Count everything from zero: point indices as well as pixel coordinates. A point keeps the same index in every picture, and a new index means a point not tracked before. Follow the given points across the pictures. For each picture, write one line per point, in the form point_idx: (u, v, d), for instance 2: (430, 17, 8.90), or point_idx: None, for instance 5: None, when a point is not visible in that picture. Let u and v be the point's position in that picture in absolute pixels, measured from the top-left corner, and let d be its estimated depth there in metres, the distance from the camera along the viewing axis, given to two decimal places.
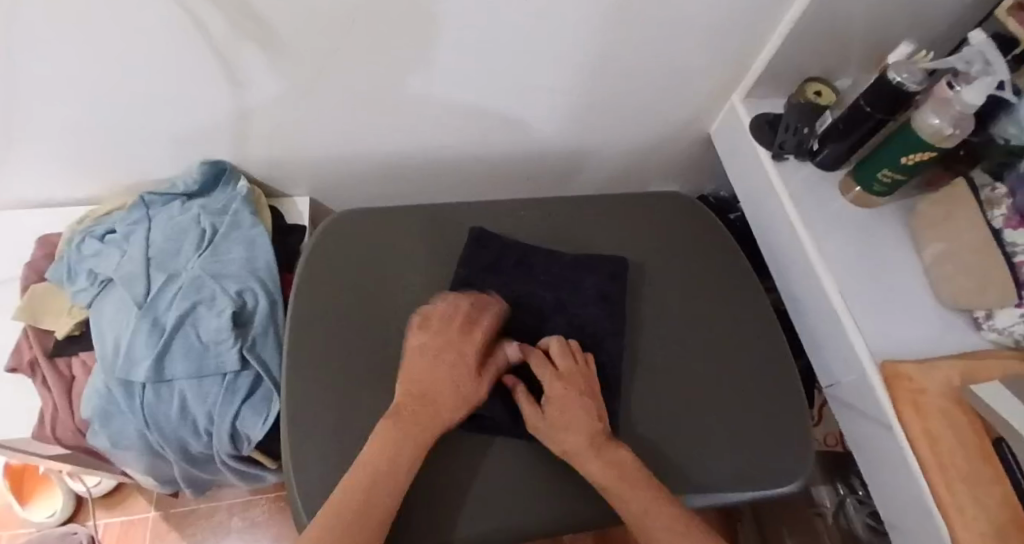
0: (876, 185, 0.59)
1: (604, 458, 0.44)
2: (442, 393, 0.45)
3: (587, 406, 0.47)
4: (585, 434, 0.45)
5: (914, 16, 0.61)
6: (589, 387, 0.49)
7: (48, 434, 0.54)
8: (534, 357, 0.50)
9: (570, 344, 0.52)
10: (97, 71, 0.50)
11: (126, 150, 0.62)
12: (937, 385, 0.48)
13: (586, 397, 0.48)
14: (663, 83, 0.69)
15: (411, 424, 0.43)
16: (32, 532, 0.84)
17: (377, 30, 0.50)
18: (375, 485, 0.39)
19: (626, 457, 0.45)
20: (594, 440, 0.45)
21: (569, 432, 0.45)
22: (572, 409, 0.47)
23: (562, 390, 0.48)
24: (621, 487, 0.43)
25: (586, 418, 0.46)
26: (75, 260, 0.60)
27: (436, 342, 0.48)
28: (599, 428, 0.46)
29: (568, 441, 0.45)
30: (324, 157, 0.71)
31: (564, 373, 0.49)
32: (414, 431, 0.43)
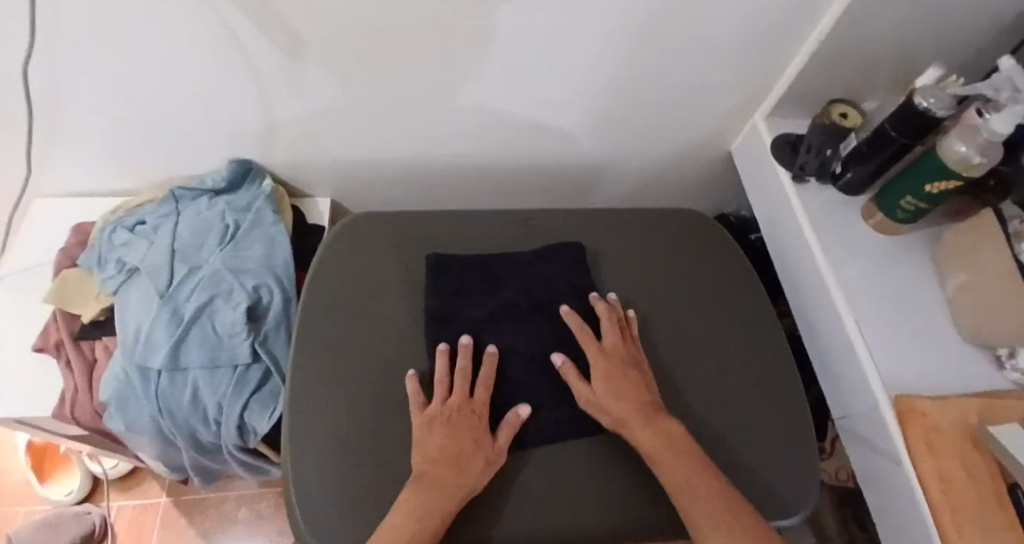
0: (899, 212, 0.58)
1: (651, 428, 0.47)
2: (468, 459, 0.44)
3: (636, 380, 0.50)
4: (635, 405, 0.48)
5: (944, 40, 0.60)
6: (636, 364, 0.52)
7: (68, 414, 0.56)
8: (581, 328, 0.53)
9: (619, 308, 0.56)
10: (136, 72, 0.52)
11: (159, 147, 0.65)
12: (951, 421, 0.47)
13: (634, 371, 0.51)
14: (684, 100, 0.69)
15: (441, 490, 0.42)
16: (49, 509, 0.88)
17: (400, 44, 0.52)
18: (423, 525, 0.39)
19: (676, 431, 0.47)
20: (643, 410, 0.48)
21: (621, 402, 0.48)
22: (617, 380, 0.49)
23: (611, 363, 0.51)
24: (669, 457, 0.45)
25: (636, 392, 0.49)
26: (105, 249, 0.63)
27: (439, 408, 0.47)
28: (648, 400, 0.49)
29: (618, 409, 0.48)
30: (345, 161, 0.72)
31: (609, 347, 0.52)
32: (444, 496, 0.42)
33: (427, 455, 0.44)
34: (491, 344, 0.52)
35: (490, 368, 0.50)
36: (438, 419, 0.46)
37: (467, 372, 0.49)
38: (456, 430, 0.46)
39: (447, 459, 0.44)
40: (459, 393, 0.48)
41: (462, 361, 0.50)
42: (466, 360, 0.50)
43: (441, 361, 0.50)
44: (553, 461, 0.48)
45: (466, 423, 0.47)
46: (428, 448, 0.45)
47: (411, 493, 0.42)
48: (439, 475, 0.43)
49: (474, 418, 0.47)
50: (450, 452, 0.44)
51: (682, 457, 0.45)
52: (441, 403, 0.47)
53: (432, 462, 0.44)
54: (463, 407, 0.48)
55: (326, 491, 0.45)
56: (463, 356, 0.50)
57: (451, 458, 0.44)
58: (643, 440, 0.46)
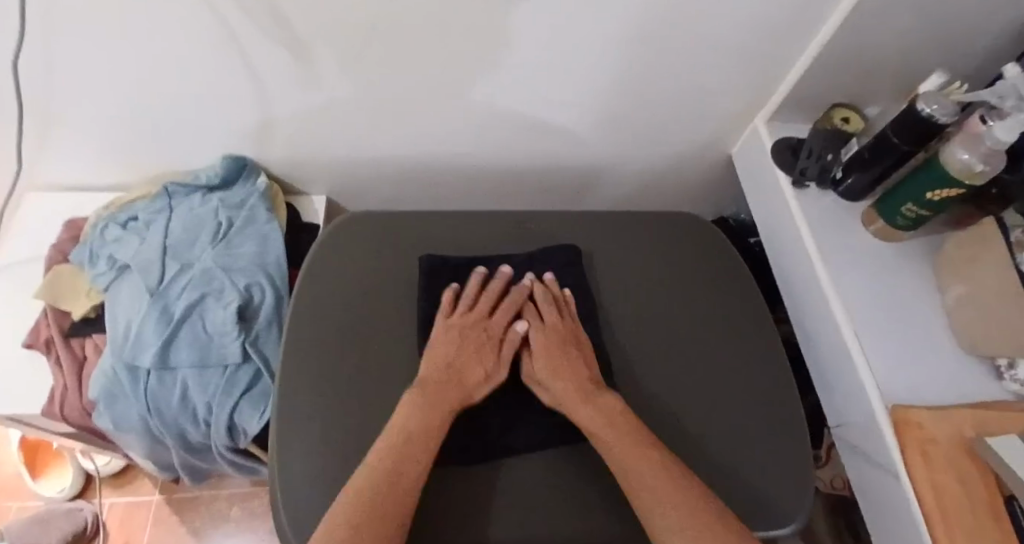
0: (899, 220, 0.57)
1: (587, 403, 0.48)
2: (471, 365, 0.50)
3: (574, 359, 0.51)
4: (573, 383, 0.49)
5: (949, 46, 0.59)
6: (577, 341, 0.53)
7: (57, 411, 0.56)
8: (522, 308, 0.55)
9: (556, 288, 0.57)
10: (128, 66, 0.52)
11: (153, 141, 0.64)
12: (947, 434, 0.46)
13: (573, 350, 0.52)
14: (684, 103, 0.68)
15: (441, 398, 0.46)
16: (42, 505, 0.88)
17: (397, 42, 0.52)
18: (384, 501, 0.38)
19: (614, 405, 0.48)
20: (582, 387, 0.49)
21: (560, 379, 0.50)
22: (557, 356, 0.51)
23: (551, 343, 0.52)
24: (608, 431, 0.45)
25: (574, 370, 0.50)
26: (97, 245, 0.63)
27: (457, 323, 0.52)
28: (587, 378, 0.50)
29: (558, 387, 0.49)
30: (341, 160, 0.72)
31: (552, 324, 0.54)
32: (446, 401, 0.46)
33: (436, 362, 0.49)
34: (528, 275, 0.57)
35: (518, 294, 0.56)
36: (454, 332, 0.51)
37: (493, 295, 0.55)
38: (466, 342, 0.51)
39: (433, 395, 0.46)
40: (480, 308, 0.54)
41: (495, 283, 0.56)
42: (496, 284, 0.56)
43: (476, 279, 0.56)
44: (547, 467, 0.47)
45: (478, 337, 0.52)
46: (439, 357, 0.49)
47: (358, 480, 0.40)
48: (443, 384, 0.47)
49: (487, 335, 0.52)
50: (457, 361, 0.49)
51: (617, 428, 0.45)
52: (461, 318, 0.53)
53: (439, 370, 0.48)
54: (479, 323, 0.53)
55: (313, 494, 0.44)
56: (496, 280, 0.56)
57: (457, 366, 0.49)
58: (582, 417, 0.47)
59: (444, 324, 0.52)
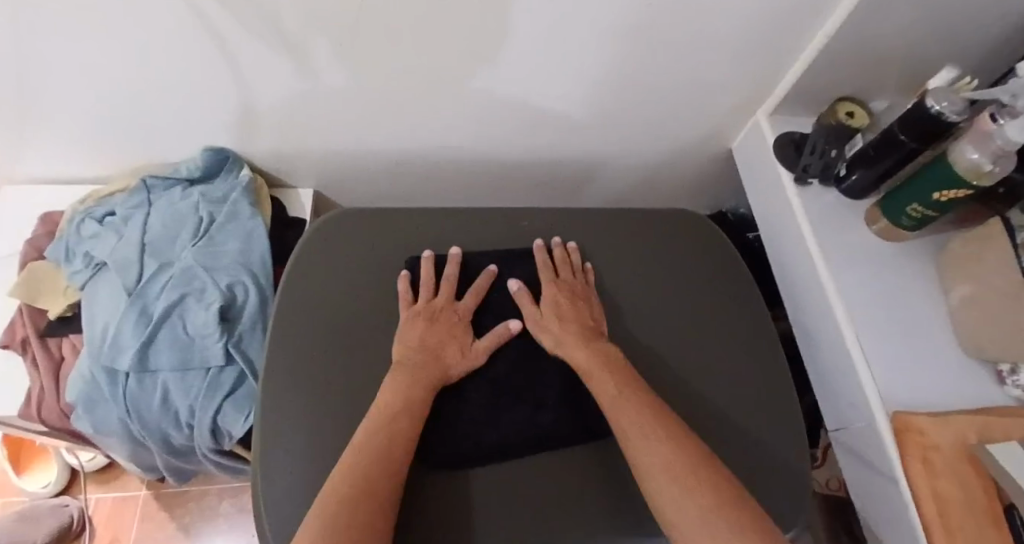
0: (904, 219, 0.56)
1: (588, 347, 0.49)
2: (445, 347, 0.49)
3: (582, 308, 0.53)
4: (576, 328, 0.51)
5: (961, 38, 0.57)
6: (587, 296, 0.55)
7: (34, 414, 0.55)
8: (545, 265, 0.56)
9: (574, 255, 0.58)
10: (100, 57, 0.49)
11: (132, 135, 0.61)
12: (950, 441, 0.45)
13: (582, 302, 0.54)
14: (684, 97, 0.66)
15: (416, 380, 0.45)
16: (26, 501, 0.86)
17: (389, 35, 0.49)
18: (375, 469, 0.38)
19: (611, 352, 0.50)
20: (585, 333, 0.51)
21: (563, 325, 0.51)
22: (563, 309, 0.52)
23: (563, 295, 0.54)
24: (602, 372, 0.47)
25: (578, 317, 0.52)
26: (73, 240, 0.60)
27: (423, 306, 0.51)
28: (590, 326, 0.52)
29: (558, 330, 0.51)
30: (329, 153, 0.69)
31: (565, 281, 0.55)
32: (421, 377, 0.46)
33: (407, 344, 0.48)
34: (491, 264, 0.56)
35: (483, 280, 0.54)
36: (422, 317, 0.51)
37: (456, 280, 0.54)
38: (435, 325, 0.50)
39: (414, 378, 0.46)
40: (444, 294, 0.53)
41: (449, 267, 0.54)
42: (452, 269, 0.54)
43: (426, 263, 0.54)
44: (543, 473, 0.46)
45: (448, 319, 0.51)
46: (409, 340, 0.49)
47: (347, 459, 0.39)
48: (416, 362, 0.47)
49: (456, 316, 0.52)
50: (430, 340, 0.48)
51: (613, 372, 0.47)
52: (426, 302, 0.52)
53: (412, 351, 0.48)
54: (446, 307, 0.52)
55: (297, 505, 0.43)
56: (451, 264, 0.54)
57: (428, 346, 0.48)
58: (578, 357, 0.49)
59: (409, 312, 0.51)
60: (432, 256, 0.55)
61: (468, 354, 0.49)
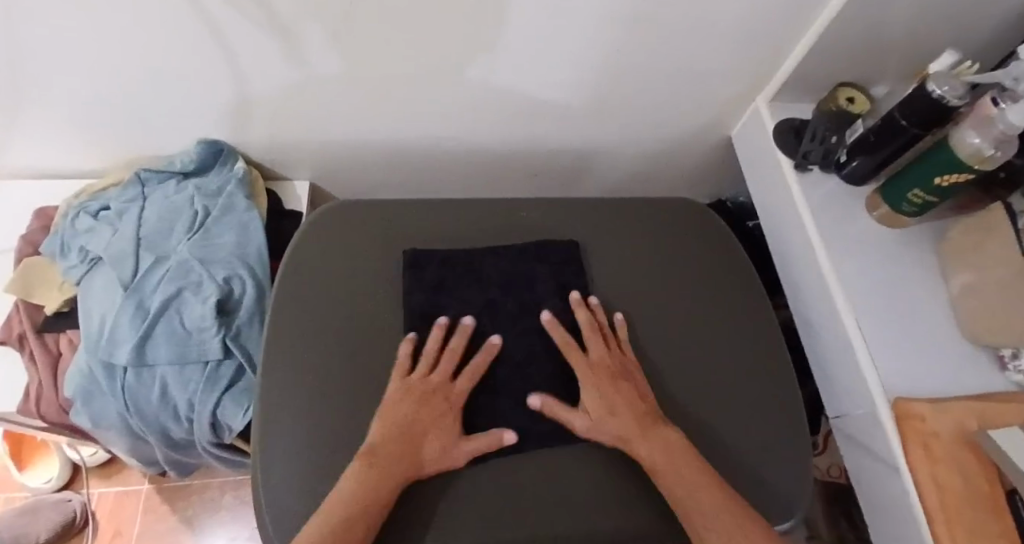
0: (904, 206, 0.55)
1: (650, 438, 0.45)
2: (427, 437, 0.44)
3: (628, 389, 0.48)
4: (632, 418, 0.46)
5: (963, 21, 0.56)
6: (628, 371, 0.50)
7: (33, 409, 0.54)
8: (565, 342, 0.51)
9: (598, 317, 0.53)
10: (89, 46, 0.48)
11: (126, 127, 0.61)
12: (949, 427, 0.45)
13: (625, 381, 0.49)
14: (683, 84, 0.65)
15: (390, 466, 0.41)
16: (28, 496, 0.87)
17: (383, 21, 0.48)
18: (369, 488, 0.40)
19: (676, 440, 0.45)
20: (641, 420, 0.46)
21: (616, 416, 0.46)
22: (613, 396, 0.47)
23: (601, 377, 0.49)
24: (669, 466, 0.43)
25: (628, 402, 0.47)
26: (68, 234, 0.60)
27: (417, 382, 0.47)
28: (645, 409, 0.47)
29: (617, 427, 0.46)
30: (326, 144, 0.69)
31: (597, 358, 0.50)
32: (392, 470, 0.41)
33: (392, 423, 0.44)
34: (495, 334, 0.51)
35: (485, 353, 0.49)
36: (412, 395, 0.46)
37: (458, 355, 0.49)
38: (425, 408, 0.45)
39: (391, 456, 0.42)
40: (442, 370, 0.48)
41: (456, 338, 0.50)
42: (458, 341, 0.50)
43: (436, 332, 0.50)
44: (543, 463, 0.46)
45: (439, 403, 0.46)
46: (392, 421, 0.44)
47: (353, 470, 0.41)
48: (394, 449, 0.42)
49: (449, 401, 0.47)
50: (415, 428, 0.44)
51: (677, 463, 0.43)
52: (422, 379, 0.47)
53: (392, 436, 0.43)
54: (441, 388, 0.47)
55: (295, 493, 0.43)
56: (458, 336, 0.50)
57: (411, 433, 0.43)
58: (648, 456, 0.44)
59: (401, 385, 0.47)
60: (446, 323, 0.51)
61: (449, 453, 0.43)
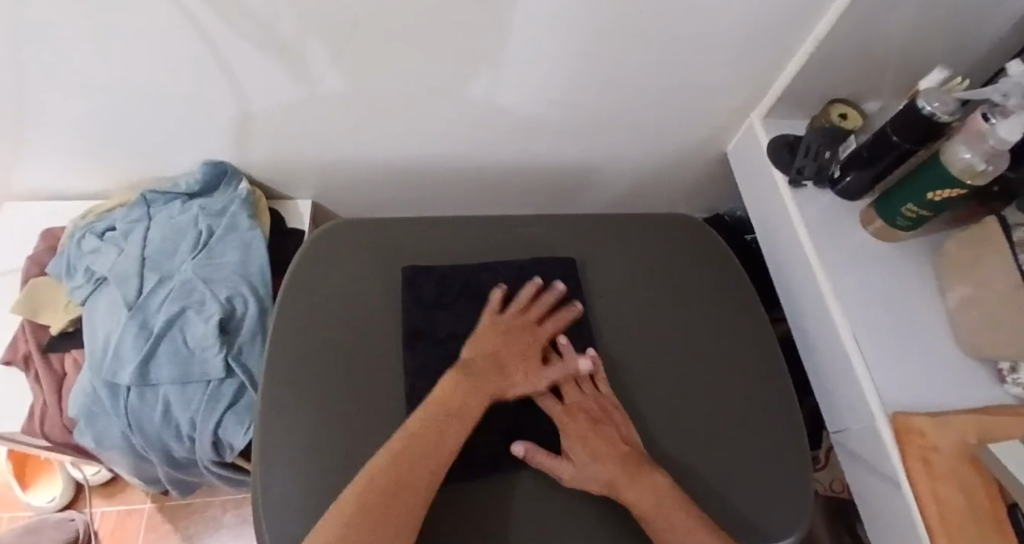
0: (898, 220, 0.56)
1: (639, 485, 0.42)
2: (513, 365, 0.49)
3: (610, 434, 0.46)
4: (617, 462, 0.44)
5: (950, 38, 0.58)
6: (608, 416, 0.48)
7: (37, 429, 0.55)
8: (540, 392, 0.49)
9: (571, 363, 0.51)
10: (97, 68, 0.50)
11: (129, 147, 0.62)
12: (950, 442, 0.45)
13: (606, 424, 0.47)
14: (677, 101, 0.66)
15: (480, 387, 0.46)
16: (32, 515, 0.87)
17: (379, 39, 0.49)
18: (462, 409, 0.44)
19: (664, 483, 0.43)
20: (629, 465, 0.44)
21: (601, 463, 0.44)
22: (595, 441, 0.45)
23: (580, 424, 0.47)
24: (661, 517, 0.41)
25: (612, 447, 0.45)
26: (74, 256, 0.61)
27: (507, 320, 0.52)
28: (629, 453, 0.45)
29: (603, 471, 0.43)
30: (326, 162, 0.70)
31: (573, 403, 0.48)
32: (478, 393, 0.46)
33: (482, 352, 0.49)
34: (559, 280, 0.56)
35: (553, 296, 0.54)
36: (503, 331, 0.51)
37: (548, 302, 0.54)
38: (513, 340, 0.50)
39: (484, 383, 0.47)
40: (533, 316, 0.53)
41: (548, 295, 0.54)
42: (550, 297, 0.54)
43: (529, 288, 0.54)
44: (542, 478, 0.45)
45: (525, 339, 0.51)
46: (486, 351, 0.49)
47: (426, 422, 0.42)
48: (486, 373, 0.47)
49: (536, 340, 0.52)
50: (502, 357, 0.49)
51: (670, 514, 0.41)
52: (512, 319, 0.52)
53: (480, 364, 0.48)
54: (530, 329, 0.52)
55: (294, 512, 0.42)
56: (550, 295, 0.54)
57: (499, 365, 0.48)
58: (637, 501, 0.42)
59: (491, 324, 0.51)
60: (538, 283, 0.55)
61: (530, 381, 0.49)
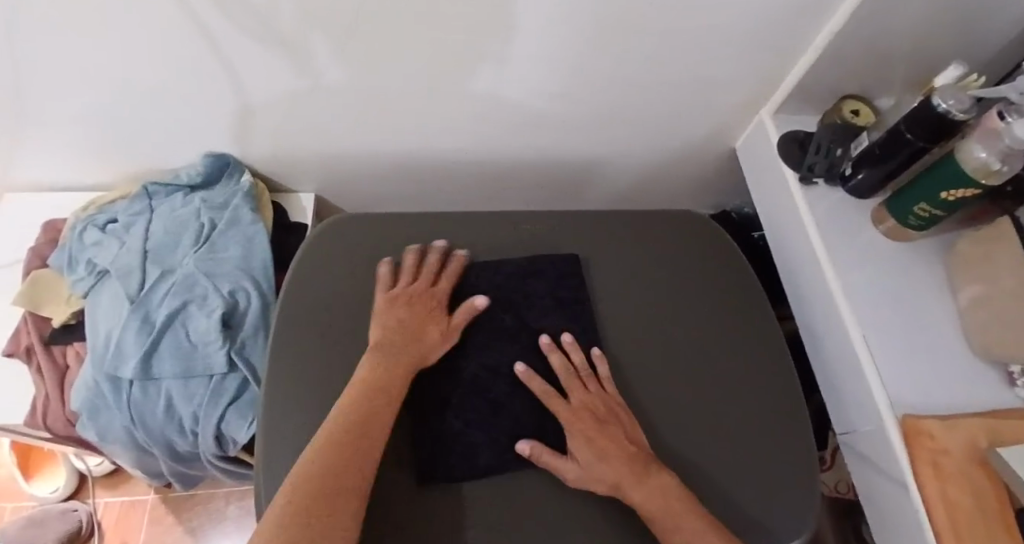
0: (911, 220, 0.55)
1: (647, 486, 0.42)
2: (425, 330, 0.49)
3: (616, 433, 0.45)
4: (624, 462, 0.43)
5: (966, 34, 0.56)
6: (614, 415, 0.47)
7: (40, 422, 0.55)
8: (544, 391, 0.48)
9: (576, 362, 0.51)
10: (96, 61, 0.49)
11: (131, 140, 0.62)
12: (960, 446, 0.44)
13: (612, 424, 0.46)
14: (685, 96, 0.65)
15: (400, 356, 0.46)
16: (36, 505, 0.87)
17: (382, 33, 0.49)
18: (388, 378, 0.44)
19: (672, 485, 0.43)
20: (637, 465, 0.43)
21: (609, 464, 0.43)
22: (601, 440, 0.44)
23: (586, 423, 0.46)
24: (669, 517, 0.41)
25: (619, 447, 0.44)
26: (76, 249, 0.60)
27: (402, 291, 0.52)
28: (637, 453, 0.44)
29: (609, 472, 0.43)
30: (328, 155, 0.69)
31: (579, 403, 0.48)
32: (401, 362, 0.46)
33: (388, 326, 0.49)
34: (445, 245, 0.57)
35: (437, 256, 0.55)
36: (402, 301, 0.51)
37: (434, 263, 0.55)
38: (415, 308, 0.51)
39: (405, 350, 0.47)
40: (425, 280, 0.53)
41: (431, 257, 0.55)
42: (432, 259, 0.55)
43: (412, 255, 0.55)
44: (547, 478, 0.45)
45: (426, 304, 0.52)
46: (392, 323, 0.49)
47: (344, 421, 0.41)
48: (402, 343, 0.47)
49: (436, 303, 0.52)
50: (411, 325, 0.49)
51: (678, 515, 0.41)
52: (407, 287, 0.52)
53: (392, 335, 0.48)
54: (427, 293, 0.53)
55: None
56: (432, 255, 0.55)
57: (410, 331, 0.48)
58: (645, 501, 0.41)
59: (388, 296, 0.51)
60: (417, 250, 0.55)
61: (446, 339, 0.50)
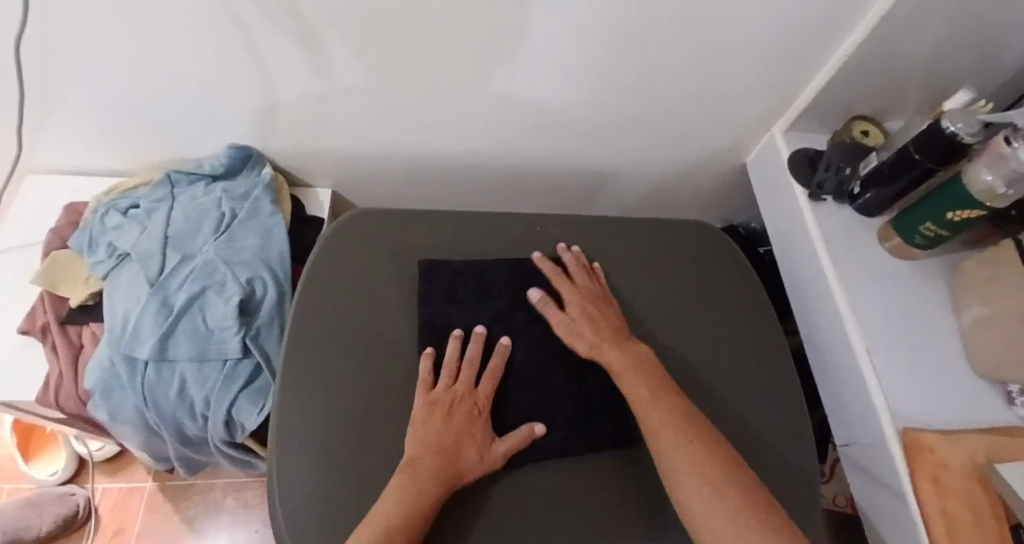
0: (916, 239, 0.56)
1: (622, 349, 0.50)
2: (462, 447, 0.44)
3: (608, 312, 0.54)
4: (609, 332, 0.52)
5: (975, 61, 0.58)
6: (607, 299, 0.55)
7: (51, 400, 0.55)
8: (553, 272, 0.56)
9: (585, 259, 0.59)
10: (131, 49, 0.50)
11: (156, 129, 0.63)
12: (960, 461, 0.46)
13: (604, 304, 0.54)
14: (700, 109, 0.67)
15: (430, 478, 0.41)
16: (33, 488, 0.87)
17: (409, 34, 0.50)
18: (415, 502, 0.40)
19: (643, 353, 0.51)
20: (616, 336, 0.51)
21: (595, 329, 0.52)
22: (592, 312, 0.53)
23: (586, 300, 0.54)
24: (634, 375, 0.49)
25: (607, 322, 0.53)
26: (97, 231, 0.61)
27: (440, 394, 0.47)
28: (619, 329, 0.52)
29: (592, 334, 0.51)
30: (348, 152, 0.70)
31: (580, 284, 0.56)
32: (431, 484, 0.41)
33: (423, 442, 0.44)
34: (480, 325, 0.53)
35: (479, 345, 0.51)
36: (440, 409, 0.46)
37: (475, 355, 0.50)
38: (453, 419, 0.46)
39: (437, 470, 0.42)
40: (465, 380, 0.49)
41: (473, 347, 0.51)
42: (474, 350, 0.50)
43: (454, 344, 0.51)
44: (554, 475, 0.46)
45: (467, 410, 0.47)
46: (427, 437, 0.44)
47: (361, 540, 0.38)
48: (435, 460, 0.43)
49: (477, 410, 0.48)
50: (448, 439, 0.44)
51: (642, 376, 0.48)
52: (445, 389, 0.48)
53: (426, 451, 0.43)
54: (466, 395, 0.48)
55: (309, 495, 0.43)
56: (474, 345, 0.51)
57: (444, 446, 0.44)
58: (615, 362, 0.50)
59: (425, 400, 0.47)
60: (460, 335, 0.51)
61: (484, 458, 0.45)
